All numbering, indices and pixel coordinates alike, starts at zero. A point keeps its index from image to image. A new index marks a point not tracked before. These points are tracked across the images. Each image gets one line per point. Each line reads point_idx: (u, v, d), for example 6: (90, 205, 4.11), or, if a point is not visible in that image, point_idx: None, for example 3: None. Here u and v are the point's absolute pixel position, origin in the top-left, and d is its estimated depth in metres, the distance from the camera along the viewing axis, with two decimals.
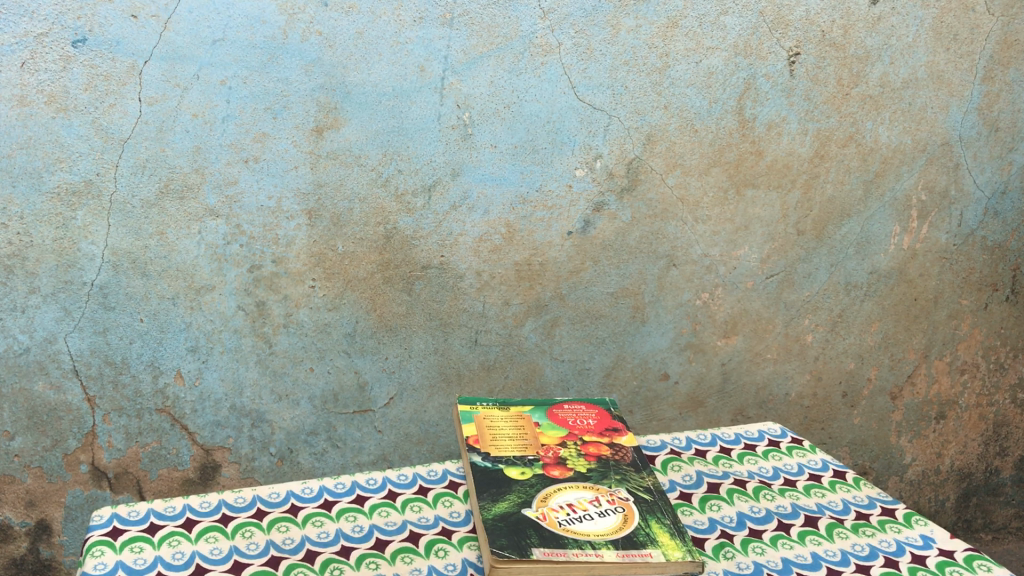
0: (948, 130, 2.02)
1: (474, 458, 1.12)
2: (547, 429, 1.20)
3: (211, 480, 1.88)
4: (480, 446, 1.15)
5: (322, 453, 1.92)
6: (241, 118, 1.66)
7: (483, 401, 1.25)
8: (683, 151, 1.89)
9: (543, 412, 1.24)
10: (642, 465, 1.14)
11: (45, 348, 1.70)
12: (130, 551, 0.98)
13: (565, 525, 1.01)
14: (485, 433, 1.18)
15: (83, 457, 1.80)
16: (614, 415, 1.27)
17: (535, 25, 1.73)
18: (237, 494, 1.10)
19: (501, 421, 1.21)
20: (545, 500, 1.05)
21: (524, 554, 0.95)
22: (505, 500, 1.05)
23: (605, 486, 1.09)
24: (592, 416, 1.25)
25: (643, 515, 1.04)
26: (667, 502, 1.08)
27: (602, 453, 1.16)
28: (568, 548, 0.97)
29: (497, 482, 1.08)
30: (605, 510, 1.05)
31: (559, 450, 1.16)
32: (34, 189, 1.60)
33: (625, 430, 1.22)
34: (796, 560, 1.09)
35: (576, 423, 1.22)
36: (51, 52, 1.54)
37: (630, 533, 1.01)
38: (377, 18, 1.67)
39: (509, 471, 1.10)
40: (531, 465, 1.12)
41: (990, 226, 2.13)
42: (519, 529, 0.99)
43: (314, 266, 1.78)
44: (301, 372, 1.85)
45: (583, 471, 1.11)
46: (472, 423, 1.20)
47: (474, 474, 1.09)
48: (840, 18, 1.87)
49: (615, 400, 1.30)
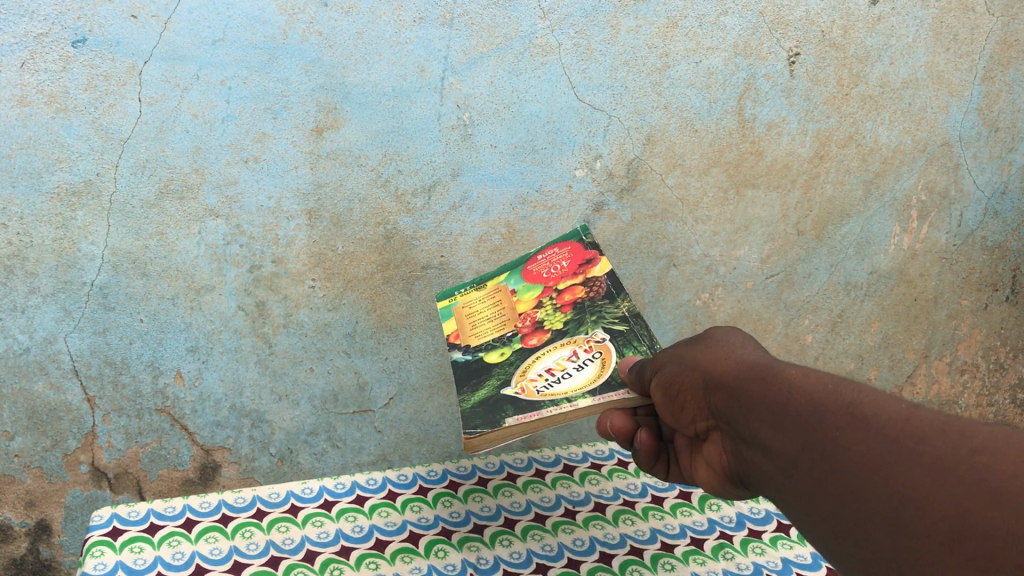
0: (948, 130, 2.02)
1: (455, 356, 1.07)
2: (523, 292, 1.15)
3: (211, 480, 1.85)
4: (461, 339, 1.09)
5: (322, 454, 1.90)
6: (241, 118, 1.66)
7: (457, 287, 1.18)
8: (683, 151, 1.89)
9: (518, 273, 1.18)
10: (617, 293, 1.11)
11: (45, 348, 1.68)
12: (130, 551, 0.97)
13: (545, 391, 0.98)
14: (464, 322, 1.12)
15: (84, 457, 1.77)
16: (590, 244, 1.21)
17: (535, 24, 1.74)
18: (237, 493, 1.07)
19: (479, 300, 1.15)
20: (524, 373, 1.02)
21: (496, 427, 0.92)
22: (484, 386, 1.01)
23: (581, 334, 1.07)
24: (566, 256, 1.19)
25: (620, 355, 1.03)
26: (643, 328, 1.08)
27: (578, 298, 1.12)
28: (542, 410, 0.95)
29: (476, 371, 1.04)
30: (583, 361, 1.03)
31: (536, 313, 1.11)
32: (33, 189, 1.60)
33: (598, 258, 1.17)
34: (797, 560, 1.06)
35: (549, 272, 1.17)
36: (51, 52, 1.54)
37: (607, 379, 1.00)
38: (377, 18, 1.67)
39: (489, 357, 1.06)
40: (511, 342, 1.08)
41: (990, 226, 2.14)
42: (495, 406, 0.96)
43: (314, 266, 1.78)
44: (301, 372, 1.84)
45: (559, 328, 1.08)
46: (451, 313, 1.14)
47: (454, 370, 1.05)
48: (841, 18, 1.88)
49: (587, 226, 1.23)
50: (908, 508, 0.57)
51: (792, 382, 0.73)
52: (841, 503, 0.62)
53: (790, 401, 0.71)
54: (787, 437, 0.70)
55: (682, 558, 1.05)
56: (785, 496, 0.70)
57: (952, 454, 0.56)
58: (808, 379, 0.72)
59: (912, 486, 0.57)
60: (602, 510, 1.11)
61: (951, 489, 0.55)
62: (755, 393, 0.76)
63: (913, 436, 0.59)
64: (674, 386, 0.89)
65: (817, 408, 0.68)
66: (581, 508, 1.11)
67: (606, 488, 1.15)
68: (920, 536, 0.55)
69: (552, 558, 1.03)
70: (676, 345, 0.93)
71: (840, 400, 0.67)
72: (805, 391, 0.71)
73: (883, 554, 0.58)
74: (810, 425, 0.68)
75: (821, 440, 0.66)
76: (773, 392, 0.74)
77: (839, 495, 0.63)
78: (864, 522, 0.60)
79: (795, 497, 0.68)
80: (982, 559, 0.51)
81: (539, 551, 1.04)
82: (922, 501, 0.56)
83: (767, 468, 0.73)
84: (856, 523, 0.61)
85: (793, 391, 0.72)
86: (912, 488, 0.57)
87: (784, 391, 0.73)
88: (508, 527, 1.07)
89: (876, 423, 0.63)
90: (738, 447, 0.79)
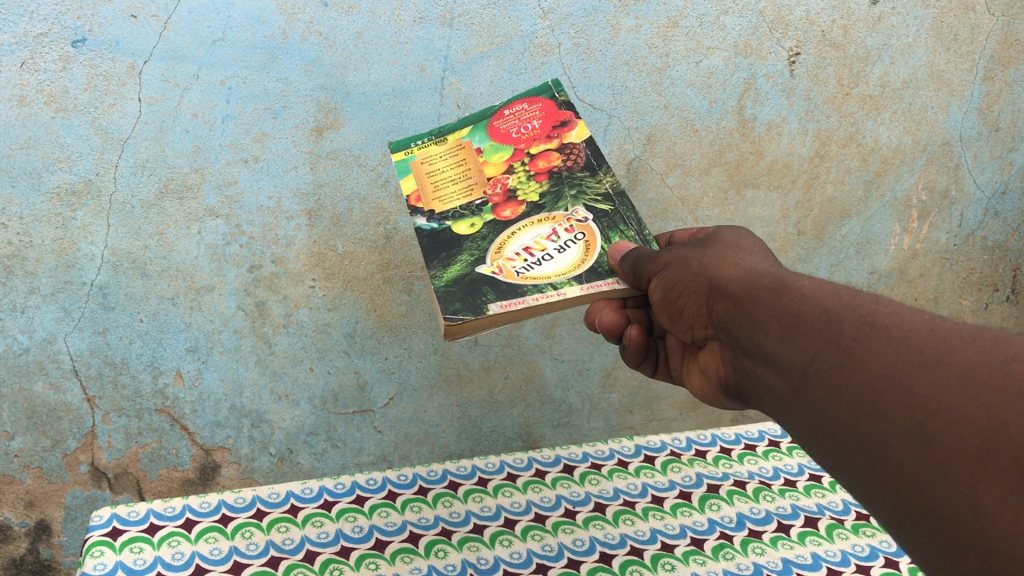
0: (948, 130, 2.02)
1: (418, 223, 1.02)
2: (491, 154, 1.09)
3: (211, 481, 1.82)
4: (423, 204, 1.04)
5: (322, 454, 1.88)
6: (241, 119, 1.67)
7: (414, 141, 1.10)
8: (683, 151, 1.88)
9: (484, 131, 1.11)
10: (598, 165, 1.07)
11: (44, 348, 1.67)
12: (130, 551, 0.96)
13: (524, 273, 0.96)
14: (425, 186, 1.05)
15: (83, 457, 1.75)
16: (562, 102, 1.15)
17: (535, 25, 1.75)
18: (237, 493, 1.07)
19: (439, 157, 1.08)
20: (500, 252, 0.98)
21: (480, 313, 0.89)
22: (457, 262, 0.97)
23: (561, 211, 1.04)
24: (538, 115, 1.13)
25: (605, 239, 1.01)
26: (628, 210, 1.05)
27: (553, 166, 1.08)
28: (527, 296, 0.92)
29: (445, 244, 0.99)
30: (565, 243, 1.00)
31: (507, 181, 1.07)
32: (34, 189, 1.60)
33: (574, 122, 1.12)
34: (796, 560, 1.05)
35: (520, 133, 1.11)
36: (52, 52, 1.56)
37: (593, 265, 0.98)
38: (377, 18, 1.69)
39: (459, 228, 1.01)
40: (480, 213, 1.04)
41: (991, 226, 2.14)
42: (473, 288, 0.93)
43: (314, 266, 1.78)
44: (301, 373, 1.82)
45: (535, 202, 1.05)
46: (410, 173, 1.07)
47: (421, 241, 1.00)
48: (840, 18, 1.88)
49: (560, 83, 1.17)
50: (928, 410, 0.57)
51: (806, 294, 0.73)
52: (854, 412, 0.62)
53: (804, 313, 0.72)
54: (799, 348, 0.70)
55: (682, 558, 1.04)
56: (790, 407, 0.71)
57: (983, 363, 0.56)
58: (823, 292, 0.72)
59: (934, 393, 0.57)
60: (602, 511, 1.11)
61: (978, 396, 0.54)
62: (767, 305, 0.77)
63: (938, 346, 0.59)
64: (675, 290, 0.92)
65: (834, 318, 0.68)
66: (581, 508, 1.11)
67: (606, 488, 1.15)
68: (940, 442, 0.55)
69: (552, 558, 1.03)
70: (679, 248, 0.94)
71: (857, 312, 0.67)
72: (820, 303, 0.71)
73: (896, 461, 0.58)
74: (825, 336, 0.68)
75: (836, 350, 0.66)
76: (785, 302, 0.75)
77: (851, 402, 0.63)
78: (878, 430, 0.60)
79: (801, 408, 0.68)
80: (1008, 464, 0.51)
81: (539, 551, 1.04)
82: (945, 406, 0.56)
83: (772, 379, 0.74)
84: (869, 433, 0.60)
85: (808, 302, 0.72)
86: (935, 394, 0.57)
87: (797, 304, 0.73)
88: (508, 528, 1.07)
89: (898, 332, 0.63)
90: (741, 358, 0.81)
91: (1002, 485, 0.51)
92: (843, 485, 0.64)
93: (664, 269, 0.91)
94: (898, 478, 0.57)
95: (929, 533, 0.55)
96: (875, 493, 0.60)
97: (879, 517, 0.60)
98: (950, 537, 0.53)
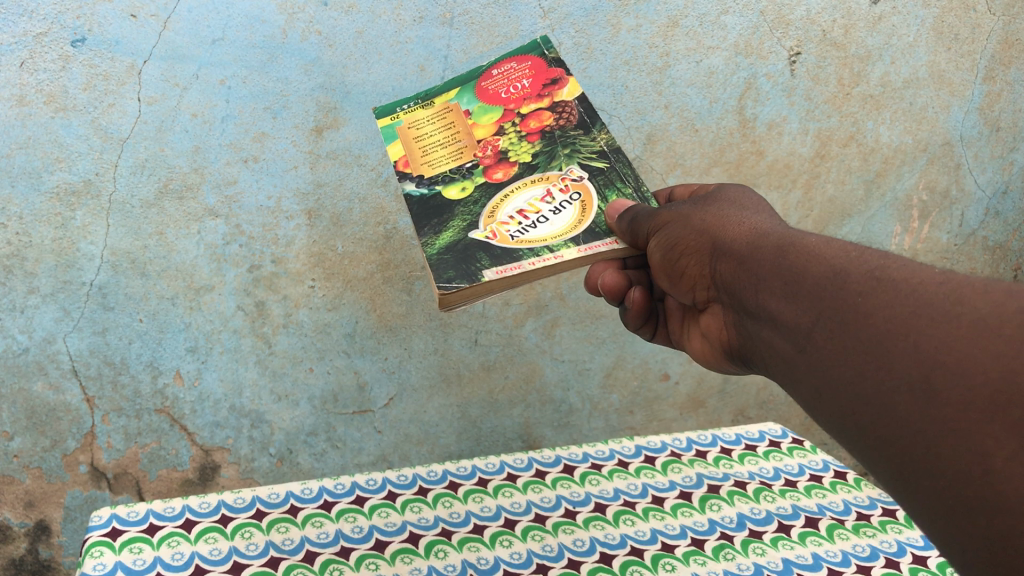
0: (949, 130, 2.02)
1: (408, 189, 1.04)
2: (480, 116, 1.10)
3: (211, 481, 1.81)
4: (412, 170, 1.05)
5: (322, 454, 1.87)
6: (241, 118, 1.67)
7: (401, 106, 1.11)
8: (683, 151, 1.87)
9: (472, 92, 1.12)
10: (591, 122, 1.09)
11: (44, 348, 1.66)
12: (130, 551, 0.96)
13: (518, 237, 0.97)
14: (414, 150, 1.07)
15: (83, 457, 1.74)
16: (552, 59, 1.16)
17: (535, 24, 1.76)
18: (237, 493, 1.07)
19: (428, 121, 1.09)
20: (493, 217, 1.00)
21: (475, 281, 0.90)
22: (448, 229, 0.98)
23: (555, 170, 1.05)
24: (527, 74, 1.14)
25: (601, 198, 1.02)
26: (624, 165, 1.07)
27: (545, 124, 1.09)
28: (522, 260, 0.93)
29: (437, 209, 1.01)
30: (561, 204, 1.02)
31: (498, 143, 1.08)
32: (33, 189, 1.59)
33: (564, 79, 1.13)
34: (797, 560, 1.05)
35: (510, 93, 1.12)
36: (51, 52, 1.56)
37: (590, 226, 0.99)
38: (377, 18, 1.70)
39: (449, 192, 1.03)
40: (471, 176, 1.05)
41: (991, 226, 2.14)
42: (468, 255, 0.94)
43: (314, 266, 1.77)
44: (301, 373, 1.81)
45: (527, 162, 1.06)
46: (398, 138, 1.08)
47: (411, 206, 1.01)
48: (841, 18, 1.88)
49: (547, 40, 1.18)
50: (935, 366, 0.56)
51: (812, 251, 0.73)
52: (858, 370, 0.62)
53: (809, 270, 0.71)
54: (803, 306, 0.70)
55: (682, 558, 1.04)
56: (794, 368, 0.70)
57: (995, 316, 0.55)
58: (831, 248, 0.71)
59: (945, 348, 0.56)
60: (602, 511, 1.11)
61: (991, 349, 0.54)
62: (773, 264, 0.76)
63: (949, 299, 0.59)
64: (676, 250, 0.92)
65: (838, 273, 0.68)
66: (581, 508, 1.11)
67: (606, 488, 1.15)
68: (949, 398, 0.55)
69: (553, 558, 1.02)
70: (680, 205, 0.94)
71: (865, 268, 0.67)
72: (827, 259, 0.70)
73: (904, 419, 0.57)
74: (831, 293, 0.67)
75: (841, 307, 0.66)
76: (790, 260, 0.74)
77: (858, 361, 0.62)
78: (884, 388, 0.59)
79: (807, 369, 0.68)
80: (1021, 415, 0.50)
81: (539, 551, 1.03)
82: (956, 361, 0.55)
83: (778, 341, 0.74)
84: (876, 392, 0.60)
85: (813, 258, 0.72)
86: (944, 347, 0.56)
87: (803, 261, 0.73)
88: (508, 528, 1.07)
89: (905, 287, 0.62)
90: (745, 320, 0.81)
91: (1012, 440, 0.50)
92: (847, 446, 0.64)
93: (662, 228, 0.92)
94: (904, 436, 0.57)
95: (933, 493, 0.55)
96: (880, 454, 0.59)
97: (882, 479, 0.60)
98: (955, 496, 0.53)
